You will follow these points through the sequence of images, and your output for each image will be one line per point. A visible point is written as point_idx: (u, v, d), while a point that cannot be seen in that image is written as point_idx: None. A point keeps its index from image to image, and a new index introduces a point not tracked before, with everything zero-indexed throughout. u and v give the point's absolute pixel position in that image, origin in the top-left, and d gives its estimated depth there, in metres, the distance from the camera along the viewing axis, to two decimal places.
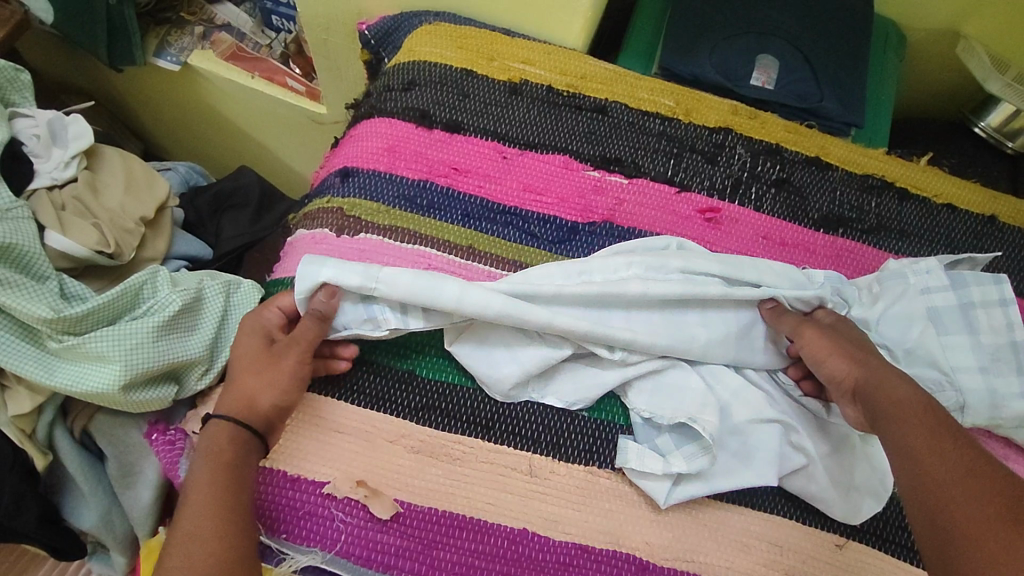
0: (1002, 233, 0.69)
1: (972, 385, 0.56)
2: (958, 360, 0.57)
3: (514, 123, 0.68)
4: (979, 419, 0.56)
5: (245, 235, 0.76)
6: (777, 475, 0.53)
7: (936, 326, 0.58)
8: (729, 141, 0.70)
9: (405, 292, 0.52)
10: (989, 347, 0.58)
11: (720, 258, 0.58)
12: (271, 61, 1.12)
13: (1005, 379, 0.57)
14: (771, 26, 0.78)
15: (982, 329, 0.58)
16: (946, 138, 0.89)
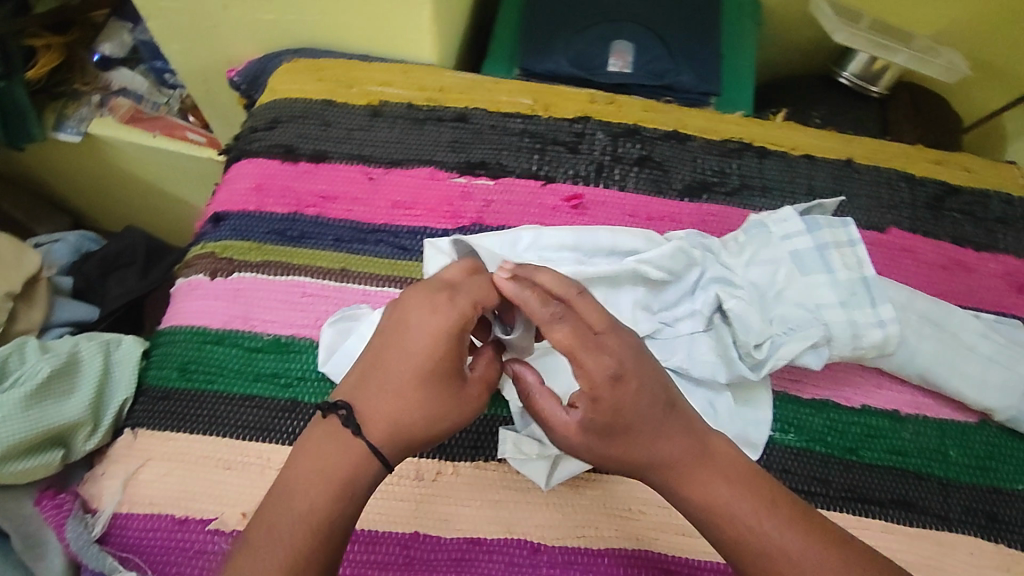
0: (858, 174, 0.72)
1: (835, 322, 0.56)
2: (819, 297, 0.57)
3: (378, 144, 0.70)
4: (842, 352, 0.56)
5: (129, 293, 0.78)
6: None
7: (798, 268, 0.58)
8: (589, 129, 0.72)
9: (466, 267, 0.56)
10: (847, 282, 0.57)
11: (572, 233, 0.60)
12: (169, 117, 1.13)
13: (867, 311, 0.56)
14: (621, 13, 0.81)
15: (838, 266, 0.57)
16: (816, 91, 0.92)
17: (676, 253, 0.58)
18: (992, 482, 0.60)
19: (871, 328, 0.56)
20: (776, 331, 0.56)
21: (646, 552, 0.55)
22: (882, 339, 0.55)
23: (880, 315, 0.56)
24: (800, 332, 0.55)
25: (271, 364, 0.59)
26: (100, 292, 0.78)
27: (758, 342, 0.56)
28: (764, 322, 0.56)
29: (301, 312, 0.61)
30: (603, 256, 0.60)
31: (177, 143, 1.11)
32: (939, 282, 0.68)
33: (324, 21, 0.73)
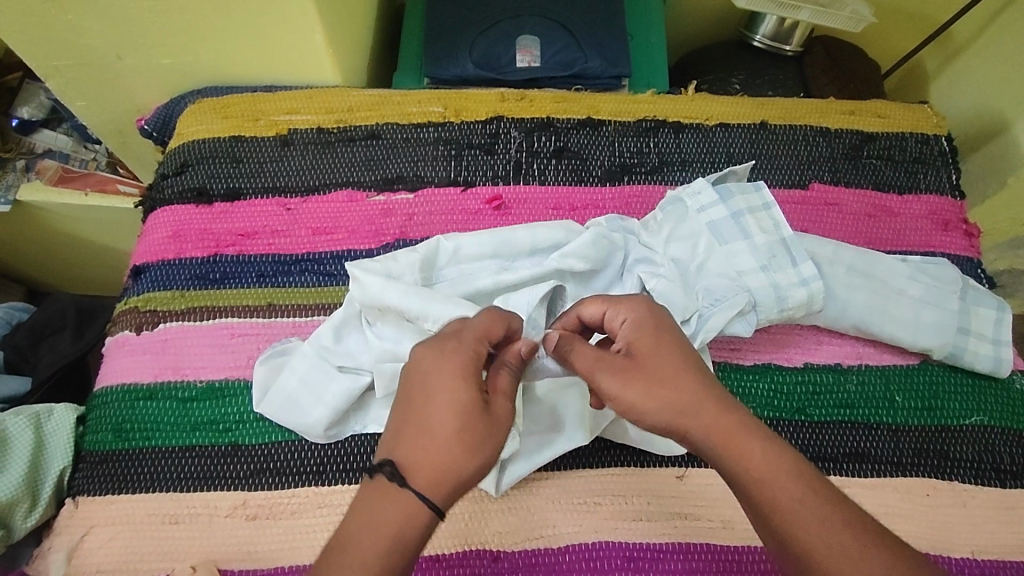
0: (775, 134, 0.73)
1: (760, 288, 0.56)
2: (740, 264, 0.57)
3: (292, 174, 0.69)
4: (770, 316, 0.56)
5: (62, 357, 0.77)
6: (588, 432, 0.55)
7: (716, 238, 0.58)
8: (503, 128, 0.72)
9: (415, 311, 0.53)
10: (765, 245, 0.57)
11: (490, 238, 0.59)
12: (101, 173, 1.00)
13: (789, 272, 0.56)
14: (523, 8, 0.81)
15: (755, 231, 0.57)
16: (732, 57, 0.93)
17: (596, 240, 0.57)
18: (939, 421, 0.60)
19: (795, 288, 0.56)
20: (703, 304, 0.56)
21: (609, 543, 0.54)
22: (806, 296, 0.56)
23: (802, 274, 0.56)
24: (725, 301, 0.55)
25: (207, 411, 0.58)
26: (33, 360, 0.77)
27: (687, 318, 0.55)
28: (689, 297, 0.56)
29: (231, 354, 0.60)
30: (524, 255, 0.59)
31: (113, 201, 0.97)
32: (865, 231, 0.69)
33: (221, 58, 0.72)
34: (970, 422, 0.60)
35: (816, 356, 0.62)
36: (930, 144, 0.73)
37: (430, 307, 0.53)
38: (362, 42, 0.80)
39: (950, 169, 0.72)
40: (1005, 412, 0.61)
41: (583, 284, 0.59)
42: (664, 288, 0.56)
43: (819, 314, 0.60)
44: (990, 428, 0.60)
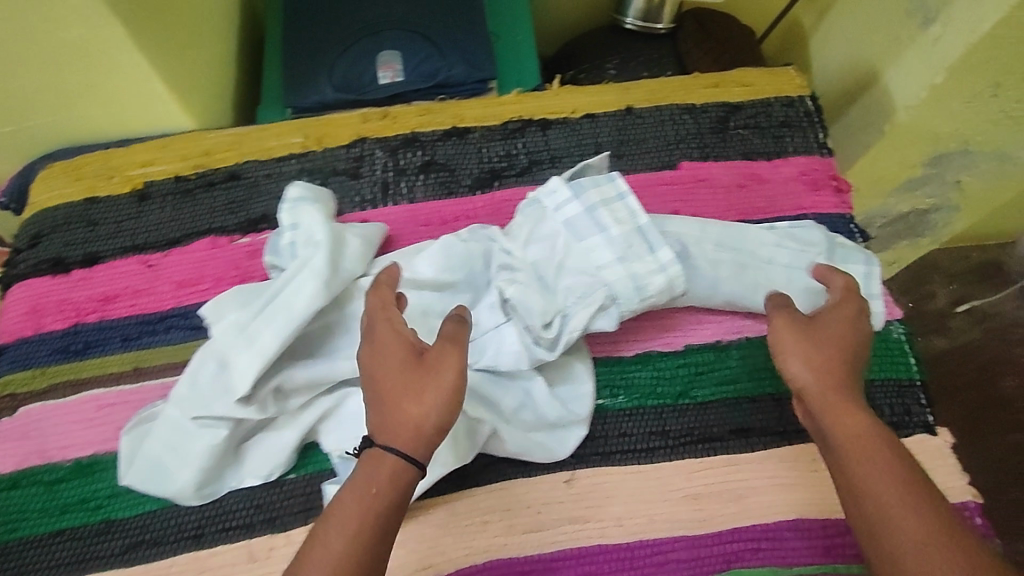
0: (643, 118, 0.72)
1: (617, 280, 0.55)
2: (597, 259, 0.56)
3: (152, 229, 0.67)
4: (632, 306, 0.55)
5: None
6: (459, 455, 0.54)
7: (573, 236, 0.57)
8: (367, 149, 0.70)
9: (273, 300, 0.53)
10: (622, 236, 0.56)
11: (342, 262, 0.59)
12: None
13: (647, 259, 0.56)
14: (378, 21, 0.78)
15: (610, 223, 0.57)
16: (605, 42, 0.92)
17: (448, 253, 0.58)
18: None
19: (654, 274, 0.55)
20: (563, 305, 0.55)
21: (501, 560, 0.54)
22: (665, 282, 0.55)
23: (661, 258, 0.56)
24: (583, 299, 0.55)
25: (76, 491, 0.56)
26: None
27: (547, 321, 0.55)
28: (548, 300, 0.55)
29: (97, 429, 0.58)
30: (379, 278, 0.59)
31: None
32: (737, 202, 0.69)
33: (63, 118, 0.69)
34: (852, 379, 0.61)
35: (696, 338, 0.62)
36: (795, 106, 0.73)
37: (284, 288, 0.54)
38: (218, 79, 0.77)
39: (817, 128, 0.72)
40: (885, 363, 0.61)
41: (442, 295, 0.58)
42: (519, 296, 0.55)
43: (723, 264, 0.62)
44: (872, 383, 0.61)
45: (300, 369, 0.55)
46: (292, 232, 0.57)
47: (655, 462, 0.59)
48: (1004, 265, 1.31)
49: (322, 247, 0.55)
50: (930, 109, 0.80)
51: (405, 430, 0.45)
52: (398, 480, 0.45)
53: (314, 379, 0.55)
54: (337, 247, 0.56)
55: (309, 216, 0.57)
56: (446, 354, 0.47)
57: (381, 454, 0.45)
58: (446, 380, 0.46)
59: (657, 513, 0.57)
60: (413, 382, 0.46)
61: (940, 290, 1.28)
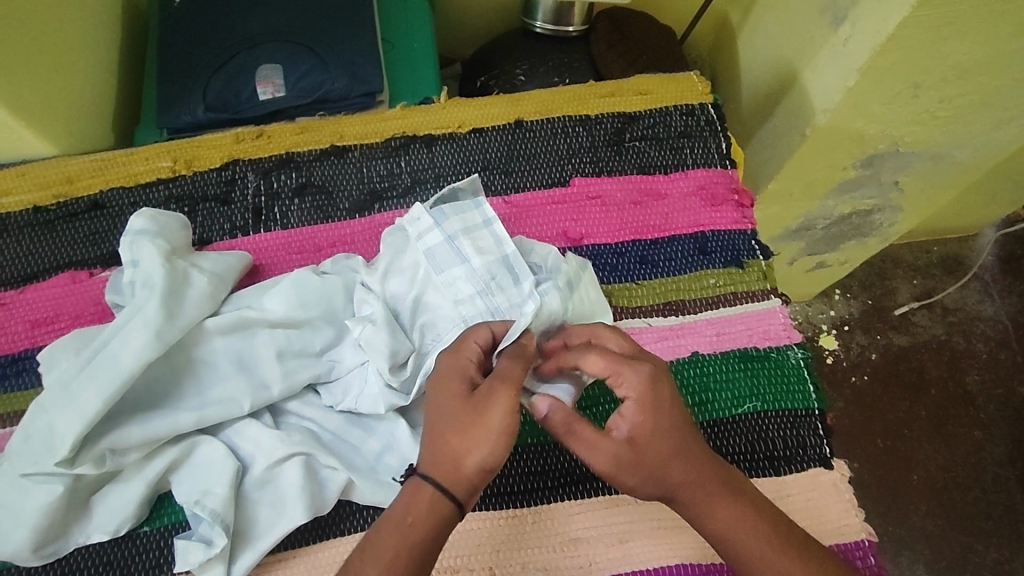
0: (533, 131, 0.68)
1: (476, 318, 0.55)
2: (457, 292, 0.56)
3: (6, 264, 0.63)
4: None
5: None
6: (306, 509, 0.50)
7: (433, 267, 0.56)
8: (239, 172, 0.66)
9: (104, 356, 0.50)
10: (483, 268, 0.56)
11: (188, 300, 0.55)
12: None
13: (510, 293, 0.55)
14: (260, 34, 0.74)
15: (471, 253, 0.56)
16: (516, 46, 0.88)
17: (298, 288, 0.56)
18: (712, 415, 0.56)
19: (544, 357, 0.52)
20: (419, 343, 0.55)
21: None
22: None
23: (524, 292, 0.55)
24: (442, 336, 0.55)
25: None
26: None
27: (400, 362, 0.54)
28: (403, 337, 0.54)
29: None
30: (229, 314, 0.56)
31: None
32: (631, 220, 0.64)
33: None
34: (743, 411, 0.57)
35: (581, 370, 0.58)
36: (695, 115, 0.69)
37: (116, 344, 0.50)
38: (92, 100, 0.73)
39: (719, 137, 0.68)
40: (781, 393, 0.57)
41: (295, 334, 0.55)
42: (370, 336, 0.53)
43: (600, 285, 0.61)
44: (764, 414, 0.57)
45: (136, 428, 0.50)
46: (132, 269, 0.55)
47: (532, 506, 0.54)
48: (965, 260, 1.26)
49: (157, 290, 0.52)
50: (850, 112, 0.75)
51: (446, 464, 0.44)
52: (433, 514, 0.43)
53: (153, 437, 0.50)
54: (176, 288, 0.53)
55: (147, 253, 0.54)
56: (496, 395, 0.45)
57: (420, 482, 0.44)
58: (490, 422, 0.44)
59: (533, 560, 0.52)
60: (461, 416, 0.45)
61: (902, 286, 1.23)
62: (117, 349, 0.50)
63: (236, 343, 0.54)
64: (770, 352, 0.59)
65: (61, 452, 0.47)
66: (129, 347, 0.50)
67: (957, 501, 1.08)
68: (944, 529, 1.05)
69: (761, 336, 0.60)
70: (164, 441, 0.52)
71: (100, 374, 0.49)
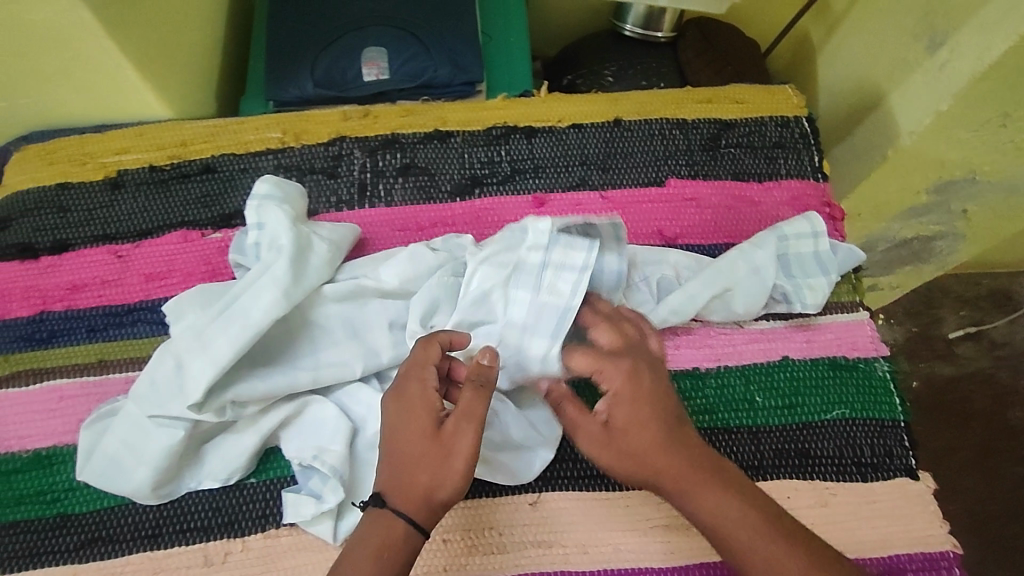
0: (630, 130, 0.70)
1: (535, 343, 0.54)
2: (512, 317, 0.55)
3: (123, 219, 0.66)
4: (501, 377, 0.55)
5: None
6: None
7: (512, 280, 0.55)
8: (345, 149, 0.69)
9: (234, 312, 0.54)
10: (544, 308, 0.54)
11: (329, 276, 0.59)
12: None
13: (539, 342, 0.54)
14: (367, 19, 0.77)
15: (545, 288, 0.55)
16: (604, 47, 0.90)
17: (410, 262, 0.58)
18: (800, 419, 0.58)
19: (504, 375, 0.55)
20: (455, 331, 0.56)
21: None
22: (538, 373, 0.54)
23: (589, 333, 0.53)
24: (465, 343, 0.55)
25: (31, 483, 0.56)
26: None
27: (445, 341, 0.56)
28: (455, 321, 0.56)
29: (62, 420, 0.58)
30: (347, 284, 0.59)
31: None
32: (726, 225, 0.66)
33: (36, 101, 0.67)
34: (830, 417, 0.58)
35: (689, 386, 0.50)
36: (790, 126, 0.71)
37: (246, 301, 0.54)
38: (202, 68, 0.76)
39: (813, 151, 0.70)
40: (868, 403, 0.59)
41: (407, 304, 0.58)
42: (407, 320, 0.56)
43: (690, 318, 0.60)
44: (852, 421, 0.58)
45: (258, 382, 0.54)
46: (257, 231, 0.58)
47: (624, 491, 0.55)
48: (1015, 295, 1.26)
49: (285, 252, 0.55)
50: (936, 136, 0.76)
51: None
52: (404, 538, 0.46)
53: (273, 391, 0.54)
54: (300, 252, 0.56)
55: (273, 218, 0.58)
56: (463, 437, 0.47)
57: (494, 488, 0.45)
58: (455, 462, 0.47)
59: (625, 542, 0.54)
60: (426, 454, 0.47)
61: (948, 316, 1.24)
62: (247, 306, 0.53)
63: (350, 310, 0.57)
64: (859, 361, 0.61)
65: (193, 396, 0.52)
66: (259, 305, 0.53)
67: (998, 532, 1.07)
68: (981, 560, 1.06)
69: (850, 346, 0.61)
70: (279, 398, 0.55)
71: (230, 327, 0.53)
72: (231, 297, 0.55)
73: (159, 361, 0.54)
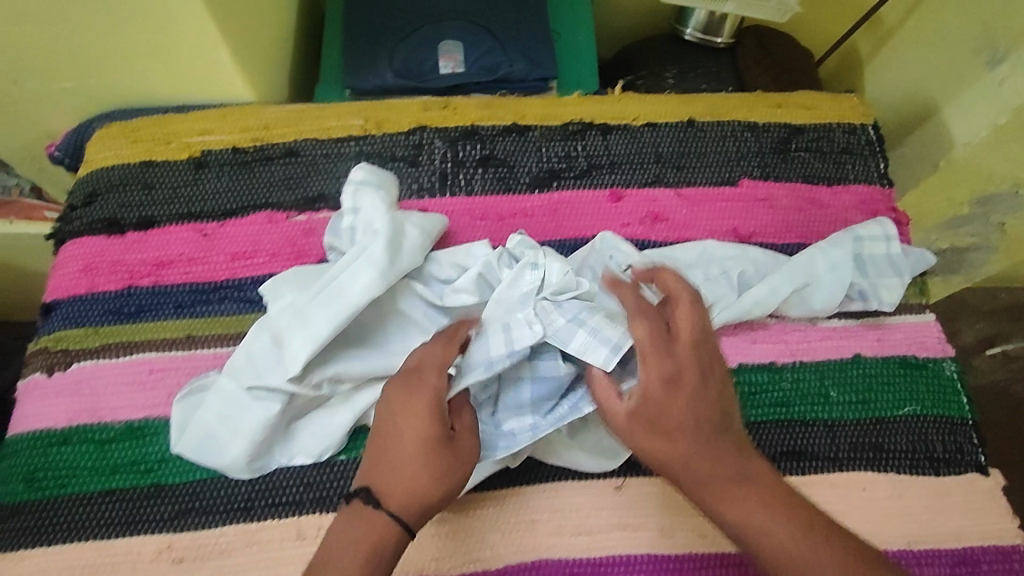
0: (703, 131, 0.72)
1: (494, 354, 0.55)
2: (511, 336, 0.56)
3: (207, 198, 0.67)
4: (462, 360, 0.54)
5: None
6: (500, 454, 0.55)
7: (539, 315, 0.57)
8: (427, 138, 0.70)
9: (333, 290, 0.55)
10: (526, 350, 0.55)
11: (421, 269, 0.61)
12: (25, 200, 0.90)
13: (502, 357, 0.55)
14: (444, 12, 0.78)
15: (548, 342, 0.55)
16: (664, 50, 0.92)
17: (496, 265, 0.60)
18: (874, 414, 0.60)
19: (510, 389, 0.56)
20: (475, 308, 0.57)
21: (524, 564, 0.55)
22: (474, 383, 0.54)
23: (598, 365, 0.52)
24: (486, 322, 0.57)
25: (126, 453, 0.57)
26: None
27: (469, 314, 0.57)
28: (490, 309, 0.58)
29: (153, 392, 0.59)
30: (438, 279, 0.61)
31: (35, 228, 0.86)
32: (797, 225, 0.68)
33: (124, 80, 0.68)
34: (902, 413, 0.60)
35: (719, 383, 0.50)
36: (856, 134, 0.73)
37: (344, 280, 0.55)
38: (280, 54, 0.77)
39: (877, 158, 0.72)
40: (938, 400, 0.61)
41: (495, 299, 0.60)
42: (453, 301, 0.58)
43: (767, 314, 0.62)
44: (923, 417, 0.60)
45: (356, 362, 0.56)
46: (353, 215, 0.59)
47: None
48: None
49: (383, 236, 0.56)
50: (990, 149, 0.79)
51: None
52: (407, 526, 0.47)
53: (369, 371, 0.56)
54: (397, 237, 0.57)
55: (370, 202, 0.59)
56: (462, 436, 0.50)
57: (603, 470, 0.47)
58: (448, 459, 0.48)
59: (703, 526, 0.57)
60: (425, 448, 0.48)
61: (965, 328, 1.27)
62: (347, 285, 0.55)
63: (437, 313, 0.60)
64: (928, 361, 0.63)
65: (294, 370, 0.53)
66: (359, 285, 0.55)
67: None
68: None
69: (919, 346, 0.63)
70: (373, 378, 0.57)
71: (329, 305, 0.54)
72: (329, 275, 0.56)
73: (256, 337, 0.56)
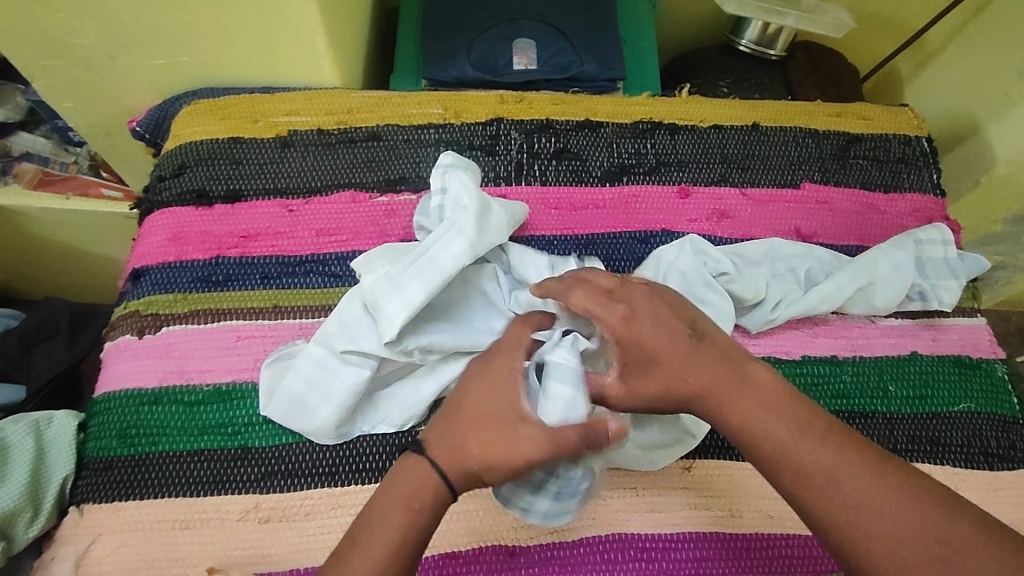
0: (766, 136, 0.75)
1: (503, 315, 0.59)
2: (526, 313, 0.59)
3: (292, 175, 0.69)
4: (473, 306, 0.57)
5: (61, 364, 0.83)
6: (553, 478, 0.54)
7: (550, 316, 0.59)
8: (503, 129, 0.73)
9: (429, 261, 0.57)
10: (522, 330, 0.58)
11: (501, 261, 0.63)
12: (84, 176, 0.92)
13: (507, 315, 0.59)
14: (518, 11, 0.81)
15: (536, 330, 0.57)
16: (719, 60, 0.95)
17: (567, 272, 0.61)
18: (930, 409, 0.63)
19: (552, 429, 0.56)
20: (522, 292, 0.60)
21: (596, 538, 0.57)
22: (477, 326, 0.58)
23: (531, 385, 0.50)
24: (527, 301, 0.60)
25: (214, 415, 0.59)
26: (25, 367, 0.82)
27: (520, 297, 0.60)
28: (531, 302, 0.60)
29: (241, 358, 0.61)
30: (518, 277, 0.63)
31: (95, 204, 0.89)
32: (855, 228, 0.72)
33: (216, 58, 0.71)
34: (958, 409, 0.63)
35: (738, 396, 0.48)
36: (912, 145, 0.76)
37: (439, 253, 0.57)
38: (359, 43, 0.80)
39: (931, 169, 0.76)
40: (990, 398, 0.64)
41: None
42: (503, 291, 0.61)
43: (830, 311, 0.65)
44: (977, 414, 0.63)
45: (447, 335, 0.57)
46: (442, 196, 0.62)
47: None
48: None
49: (470, 209, 0.59)
50: None
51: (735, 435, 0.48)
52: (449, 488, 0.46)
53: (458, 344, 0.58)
54: (484, 214, 0.60)
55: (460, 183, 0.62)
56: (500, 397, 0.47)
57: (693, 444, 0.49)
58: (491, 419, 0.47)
59: (769, 509, 0.59)
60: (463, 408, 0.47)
61: None
62: (442, 257, 0.57)
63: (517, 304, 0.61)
64: (981, 362, 0.66)
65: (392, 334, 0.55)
66: (453, 257, 0.57)
67: None
68: None
69: (972, 347, 0.66)
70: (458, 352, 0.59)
71: (425, 274, 0.56)
72: (423, 247, 0.58)
73: (350, 305, 0.58)
